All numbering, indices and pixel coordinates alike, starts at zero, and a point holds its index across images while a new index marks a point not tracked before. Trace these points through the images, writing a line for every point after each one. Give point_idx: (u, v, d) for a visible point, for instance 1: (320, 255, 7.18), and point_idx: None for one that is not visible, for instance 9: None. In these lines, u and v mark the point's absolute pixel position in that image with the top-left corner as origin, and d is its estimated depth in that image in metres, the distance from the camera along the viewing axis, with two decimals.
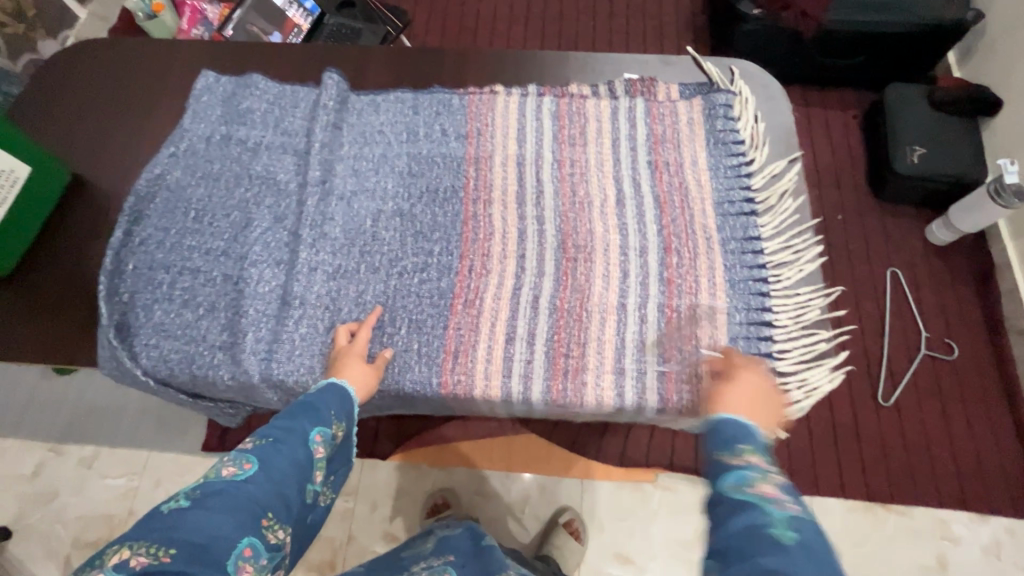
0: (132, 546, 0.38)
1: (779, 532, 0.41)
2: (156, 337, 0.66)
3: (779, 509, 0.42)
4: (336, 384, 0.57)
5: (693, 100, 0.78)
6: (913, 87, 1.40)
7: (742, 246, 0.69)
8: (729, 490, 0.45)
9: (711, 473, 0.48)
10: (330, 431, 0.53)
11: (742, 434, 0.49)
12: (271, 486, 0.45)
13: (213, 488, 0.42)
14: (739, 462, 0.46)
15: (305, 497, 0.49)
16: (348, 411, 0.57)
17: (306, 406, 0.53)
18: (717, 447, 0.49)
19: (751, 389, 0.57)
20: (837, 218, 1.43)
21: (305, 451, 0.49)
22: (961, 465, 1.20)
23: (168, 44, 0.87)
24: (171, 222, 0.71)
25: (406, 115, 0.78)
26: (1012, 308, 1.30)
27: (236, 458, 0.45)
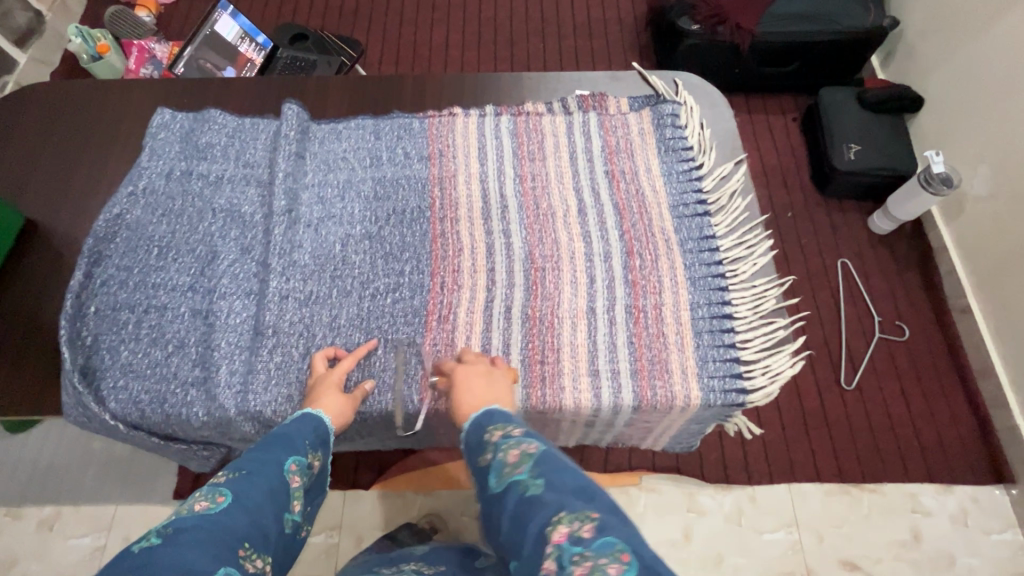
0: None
1: (530, 486, 0.41)
2: (124, 378, 0.64)
3: (526, 469, 0.43)
4: (308, 414, 0.57)
5: (642, 112, 0.82)
6: (844, 89, 1.51)
7: (699, 245, 0.73)
8: (494, 486, 0.44)
9: (479, 479, 0.47)
10: (304, 462, 0.53)
11: (477, 436, 0.49)
12: (250, 516, 0.43)
13: (188, 520, 0.40)
14: (488, 455, 0.47)
15: (283, 527, 0.47)
16: (323, 440, 0.57)
17: (279, 438, 0.52)
18: (471, 456, 0.49)
19: (479, 378, 0.58)
20: (787, 215, 1.51)
21: (279, 481, 0.48)
22: (923, 439, 1.27)
23: (118, 84, 0.86)
24: (134, 262, 0.70)
25: (368, 141, 0.80)
26: (952, 287, 1.39)
27: (207, 493, 0.43)
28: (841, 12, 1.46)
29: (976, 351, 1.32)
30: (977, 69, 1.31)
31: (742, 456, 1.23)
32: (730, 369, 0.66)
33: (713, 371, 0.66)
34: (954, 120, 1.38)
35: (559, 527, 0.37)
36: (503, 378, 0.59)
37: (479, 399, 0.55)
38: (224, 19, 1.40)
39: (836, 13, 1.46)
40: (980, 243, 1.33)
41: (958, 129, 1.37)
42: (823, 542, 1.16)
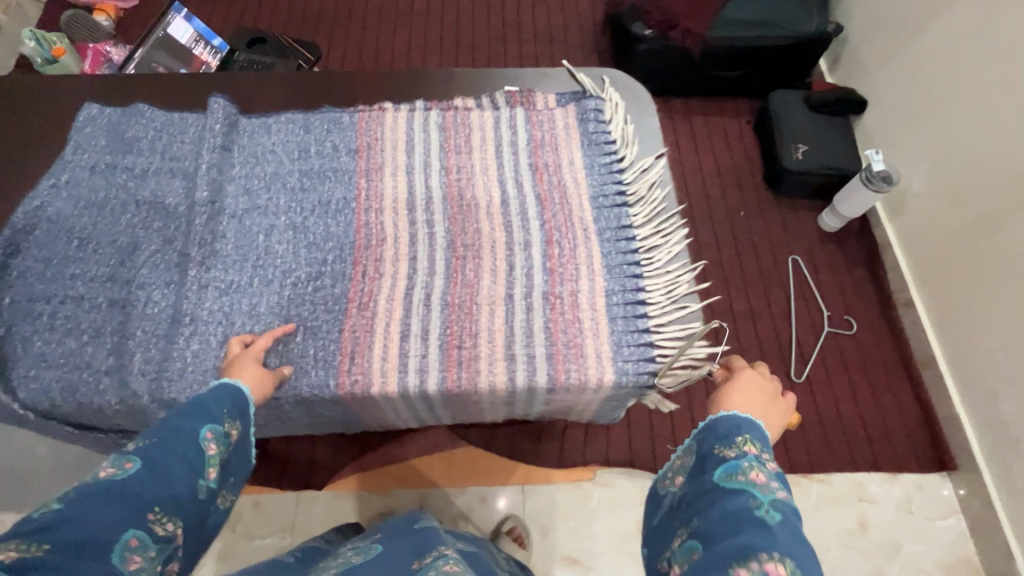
0: (2, 546, 0.36)
1: (765, 514, 0.41)
2: (35, 368, 0.64)
3: (772, 497, 0.42)
4: (227, 384, 0.56)
5: (567, 108, 0.84)
6: (793, 93, 1.56)
7: (616, 234, 0.75)
8: (715, 479, 0.46)
9: (708, 459, 0.48)
10: (221, 429, 0.51)
11: (719, 433, 0.49)
12: (157, 481, 0.43)
13: (88, 487, 0.41)
14: (732, 451, 0.47)
15: (197, 492, 0.46)
16: (243, 409, 0.55)
17: (196, 403, 0.51)
18: (713, 437, 0.49)
19: (760, 394, 0.60)
20: (741, 215, 1.54)
21: (190, 446, 0.48)
22: (870, 429, 1.30)
23: (50, 82, 0.86)
24: (53, 253, 0.70)
25: (297, 135, 0.81)
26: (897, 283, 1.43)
27: (114, 463, 0.44)
28: (787, 19, 1.51)
29: (918, 342, 1.36)
30: (912, 69, 1.36)
31: None
32: (643, 354, 0.68)
33: (628, 356, 0.68)
34: (896, 119, 1.42)
35: (773, 566, 0.38)
36: (781, 411, 0.61)
37: (755, 408, 0.58)
38: (178, 21, 1.41)
39: (782, 19, 1.50)
40: (922, 237, 1.36)
41: (897, 129, 1.42)
42: None
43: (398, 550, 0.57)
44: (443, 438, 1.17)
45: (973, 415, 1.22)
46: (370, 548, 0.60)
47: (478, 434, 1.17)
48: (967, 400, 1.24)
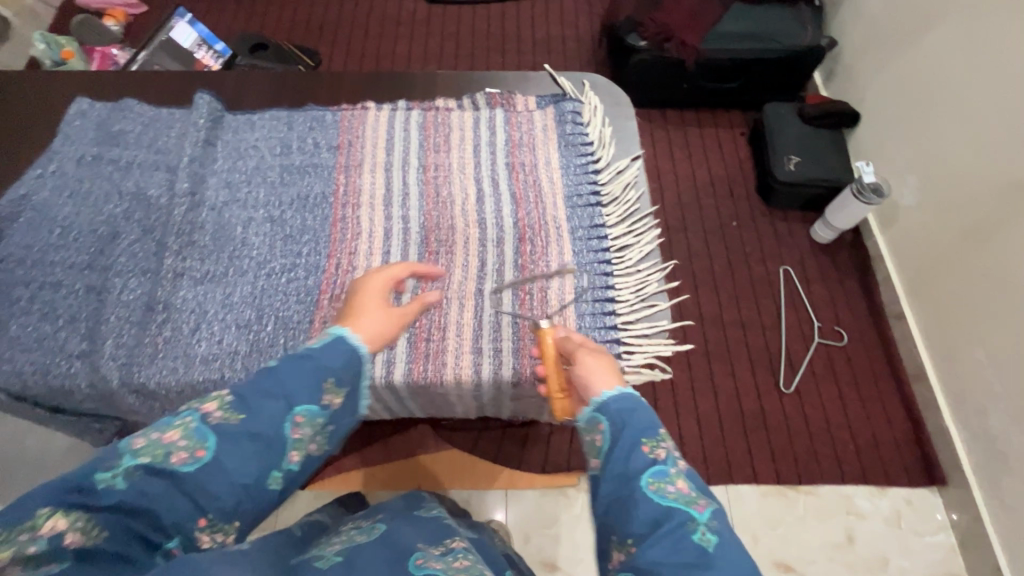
0: (69, 516, 0.36)
1: (703, 538, 0.40)
2: (10, 350, 0.65)
3: (708, 515, 0.41)
4: (344, 340, 0.50)
5: (546, 110, 0.86)
6: (786, 106, 1.51)
7: (588, 233, 0.76)
8: (642, 488, 0.43)
9: (631, 457, 0.44)
10: (317, 409, 0.46)
11: (641, 426, 0.46)
12: (224, 482, 0.41)
13: (156, 475, 0.39)
14: (660, 454, 0.44)
15: (269, 484, 0.44)
16: (353, 370, 0.50)
17: (300, 371, 0.46)
18: (635, 430, 0.46)
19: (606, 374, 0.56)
20: (732, 224, 1.49)
21: (278, 433, 0.44)
22: (859, 442, 1.25)
23: (45, 78, 0.89)
24: (35, 240, 0.72)
25: (280, 131, 0.82)
26: (889, 295, 1.37)
27: (189, 440, 0.41)
28: (781, 32, 1.46)
29: (910, 355, 1.31)
30: (898, 80, 1.32)
31: None
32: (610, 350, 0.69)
33: None
34: (885, 129, 1.37)
35: None
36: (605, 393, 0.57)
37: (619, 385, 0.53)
38: (181, 26, 1.43)
39: (777, 32, 1.46)
40: (913, 247, 1.31)
41: (888, 138, 1.36)
42: (757, 544, 1.14)
43: (408, 535, 0.52)
44: (428, 439, 1.15)
45: (963, 428, 1.17)
46: (375, 525, 0.54)
47: (462, 437, 1.15)
48: (958, 414, 1.19)
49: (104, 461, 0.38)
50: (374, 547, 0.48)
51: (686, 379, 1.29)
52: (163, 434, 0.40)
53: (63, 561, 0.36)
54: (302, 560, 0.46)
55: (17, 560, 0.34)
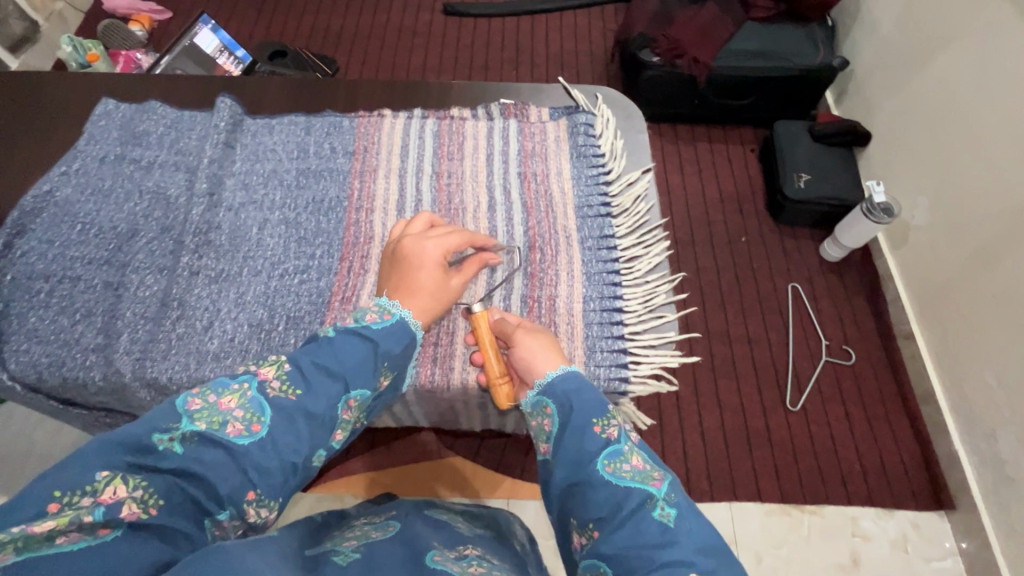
0: (127, 481, 0.38)
1: (662, 513, 0.47)
2: (27, 342, 0.67)
3: (664, 488, 0.49)
4: (407, 324, 0.60)
5: (559, 121, 0.87)
6: (797, 124, 1.51)
7: (598, 243, 0.77)
8: (600, 470, 0.50)
9: (588, 441, 0.52)
10: (366, 392, 0.55)
11: (589, 407, 0.55)
12: (278, 456, 0.46)
13: (212, 444, 0.43)
14: (612, 436, 0.53)
15: (313, 460, 0.49)
16: (401, 358, 0.59)
17: (360, 353, 0.55)
18: (586, 411, 0.55)
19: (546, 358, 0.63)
20: (741, 240, 1.49)
21: (334, 411, 0.51)
22: (866, 463, 1.24)
23: (73, 80, 0.91)
24: (56, 235, 0.73)
25: (298, 136, 0.84)
26: (898, 314, 1.36)
27: (246, 413, 0.46)
28: (794, 50, 1.47)
29: (918, 376, 1.29)
30: (908, 101, 1.33)
31: (684, 471, 1.20)
32: (616, 359, 0.69)
33: (600, 361, 0.69)
34: (896, 149, 1.38)
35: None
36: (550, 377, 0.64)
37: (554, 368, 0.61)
38: (204, 32, 1.46)
39: (789, 50, 1.46)
40: (923, 268, 1.30)
41: (899, 159, 1.37)
42: (761, 563, 1.12)
43: (419, 530, 0.55)
44: (431, 446, 1.15)
45: (972, 451, 1.16)
46: (389, 524, 0.56)
47: (465, 445, 1.15)
48: (967, 437, 1.17)
49: (162, 426, 0.42)
50: (380, 546, 0.49)
51: (691, 393, 1.28)
52: (224, 405, 0.46)
53: (118, 528, 0.36)
54: (321, 553, 0.47)
55: (74, 528, 0.34)
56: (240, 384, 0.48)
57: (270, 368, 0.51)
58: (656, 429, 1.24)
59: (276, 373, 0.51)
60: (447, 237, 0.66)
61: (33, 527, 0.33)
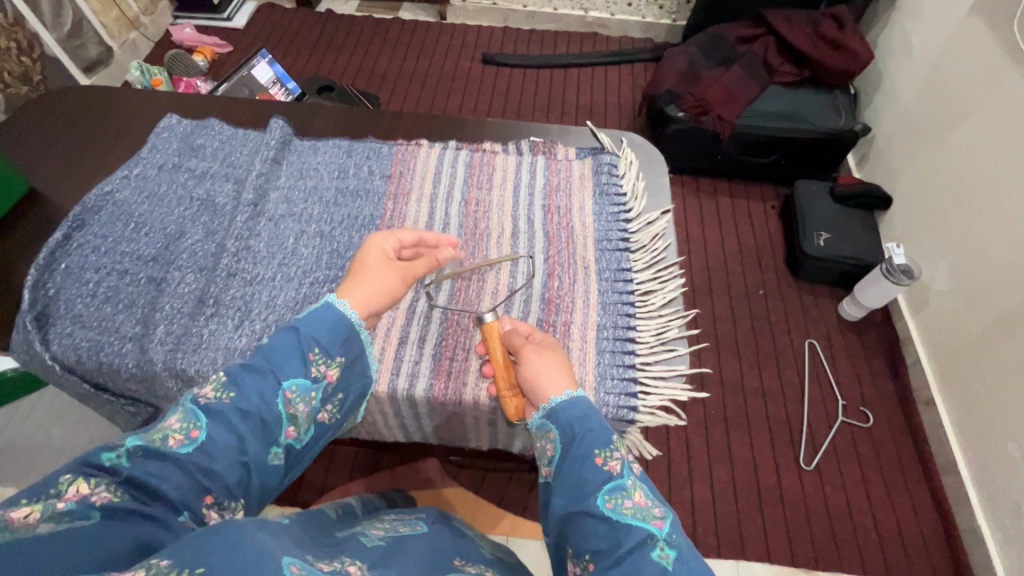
0: (89, 481, 0.41)
1: (662, 555, 0.47)
2: (71, 326, 0.71)
3: (665, 530, 0.49)
4: (334, 306, 0.59)
5: (585, 160, 0.92)
6: (817, 183, 1.54)
7: (615, 275, 0.80)
8: (599, 505, 0.51)
9: (589, 474, 0.53)
10: (306, 382, 0.54)
11: (591, 440, 0.55)
12: (225, 456, 0.46)
13: (156, 456, 0.44)
14: (614, 470, 0.53)
15: (269, 459, 0.50)
16: (342, 339, 0.58)
17: (285, 344, 0.55)
18: (586, 441, 0.55)
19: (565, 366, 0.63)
20: (758, 293, 1.50)
21: (271, 406, 0.51)
22: (883, 532, 1.18)
23: (142, 96, 1.01)
24: (110, 231, 0.79)
25: (341, 158, 0.90)
26: (918, 379, 1.34)
27: (184, 423, 0.47)
28: (815, 113, 1.52)
29: (939, 444, 1.25)
30: (930, 169, 1.36)
31: (690, 522, 1.17)
32: (626, 388, 0.71)
33: (610, 388, 0.70)
34: (918, 214, 1.39)
35: None
36: None
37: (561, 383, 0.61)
38: (262, 64, 1.58)
39: (809, 113, 1.52)
40: (944, 333, 1.29)
41: (921, 223, 1.38)
42: None
43: (442, 534, 0.55)
44: (435, 474, 1.15)
45: (997, 527, 1.10)
46: (416, 522, 0.57)
47: (469, 476, 1.15)
48: (992, 513, 1.12)
49: (109, 445, 0.44)
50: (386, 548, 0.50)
51: (701, 442, 1.26)
52: (163, 422, 0.47)
53: (90, 518, 0.39)
54: (349, 533, 0.49)
55: (45, 517, 0.37)
56: (178, 402, 0.49)
57: (206, 383, 0.51)
58: (663, 474, 1.22)
59: (211, 385, 0.51)
60: (399, 231, 0.69)
61: (9, 514, 0.36)
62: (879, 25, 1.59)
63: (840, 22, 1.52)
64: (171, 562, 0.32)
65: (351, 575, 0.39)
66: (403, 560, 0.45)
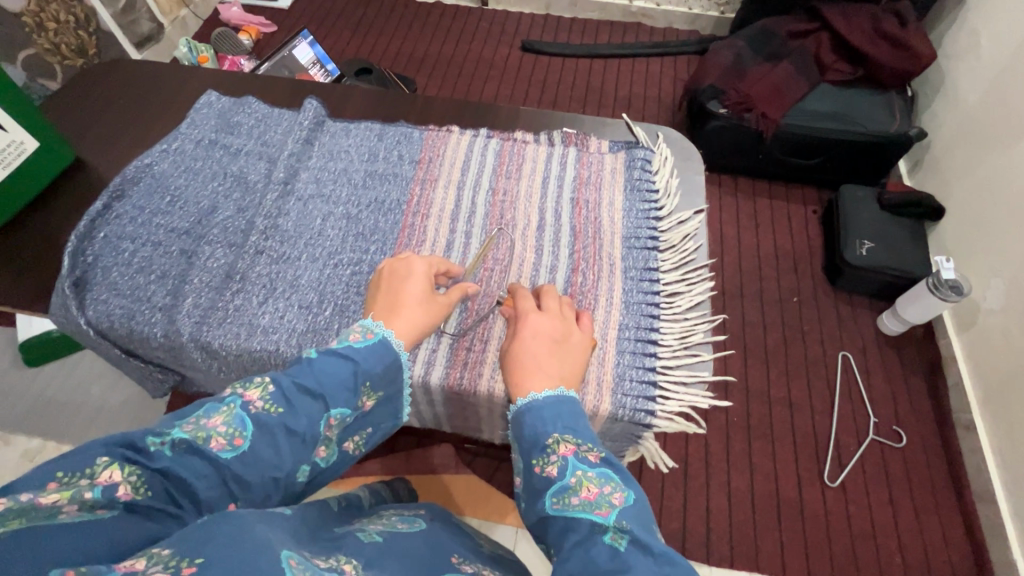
0: (125, 468, 0.37)
1: (613, 539, 0.43)
2: (106, 293, 0.73)
3: (612, 517, 0.44)
4: (390, 344, 0.56)
5: (618, 154, 0.89)
6: (865, 190, 1.47)
7: (641, 274, 0.77)
8: (548, 507, 0.48)
9: (536, 480, 0.50)
10: (349, 411, 0.51)
11: (532, 448, 0.52)
12: (260, 469, 0.43)
13: (197, 456, 0.41)
14: (556, 468, 0.49)
15: (297, 475, 0.47)
16: (389, 378, 0.55)
17: (339, 371, 0.51)
18: (531, 448, 0.52)
19: (547, 338, 0.62)
20: (792, 299, 1.44)
21: (315, 427, 0.48)
22: (909, 558, 1.13)
23: (184, 72, 1.03)
24: (147, 203, 0.81)
25: (371, 141, 0.90)
26: (959, 402, 1.27)
27: (229, 428, 0.43)
28: (869, 116, 1.44)
29: (977, 472, 1.19)
30: (990, 180, 1.27)
31: (705, 530, 1.14)
32: (645, 392, 0.69)
33: (628, 390, 0.69)
34: (972, 228, 1.31)
35: None
36: (575, 348, 0.62)
37: (540, 362, 0.59)
38: (302, 45, 1.60)
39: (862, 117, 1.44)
40: (991, 354, 1.21)
41: (975, 238, 1.30)
42: None
43: (441, 533, 0.55)
44: (449, 460, 1.15)
45: None
46: (415, 520, 0.56)
47: (483, 464, 1.15)
48: None
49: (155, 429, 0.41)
50: (396, 536, 0.50)
51: (721, 449, 1.23)
52: (207, 418, 0.43)
53: (114, 508, 0.36)
54: (347, 528, 0.49)
55: (74, 503, 0.34)
56: (224, 398, 0.44)
57: (255, 386, 0.46)
58: (680, 479, 1.20)
59: (258, 389, 0.46)
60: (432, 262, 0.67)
61: (38, 499, 0.33)
62: (946, 22, 1.49)
63: (902, 19, 1.43)
64: (173, 550, 0.32)
65: (347, 573, 0.39)
66: (401, 558, 0.45)
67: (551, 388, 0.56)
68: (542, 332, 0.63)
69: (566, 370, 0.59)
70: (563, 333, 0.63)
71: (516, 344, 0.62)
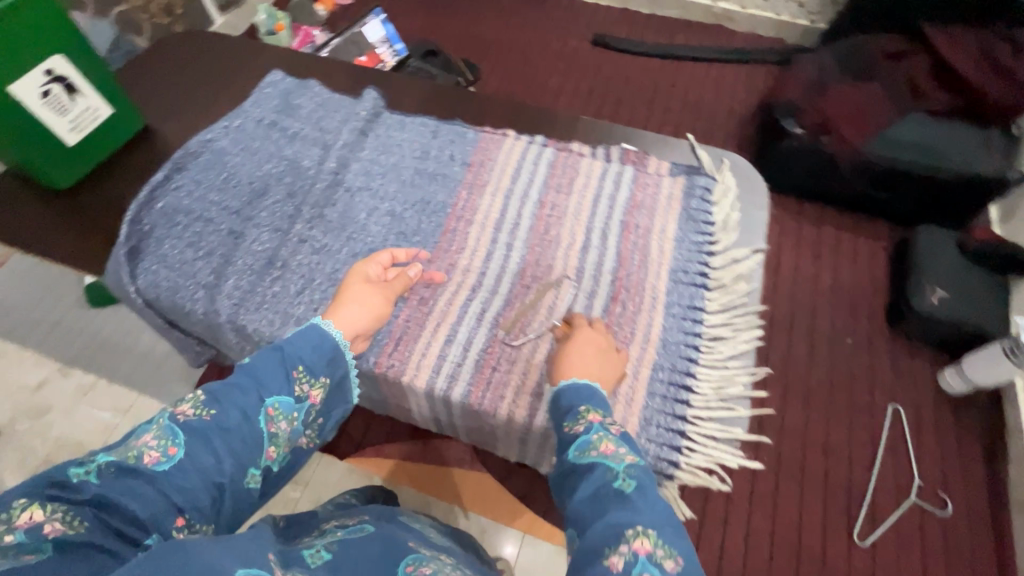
0: (46, 507, 0.39)
1: (622, 483, 0.47)
2: (156, 265, 0.76)
3: (624, 465, 0.49)
4: (320, 327, 0.59)
5: (677, 178, 0.84)
6: (941, 232, 1.34)
7: (685, 312, 0.74)
8: (570, 458, 0.51)
9: (563, 439, 0.53)
10: (290, 399, 0.53)
11: (564, 412, 0.55)
12: (199, 475, 0.44)
13: (127, 476, 0.42)
14: (581, 425, 0.53)
15: (245, 480, 0.48)
16: (328, 359, 0.57)
17: (267, 362, 0.53)
18: (564, 414, 0.55)
19: (593, 349, 0.63)
20: (846, 342, 1.35)
21: (254, 424, 0.49)
22: None
23: (256, 47, 1.04)
24: (205, 178, 0.83)
25: (425, 137, 0.89)
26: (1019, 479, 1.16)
27: (159, 440, 0.44)
28: (960, 149, 1.30)
29: None
30: None
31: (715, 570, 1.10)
32: (671, 440, 0.66)
33: (654, 436, 0.66)
34: None
35: (643, 543, 0.42)
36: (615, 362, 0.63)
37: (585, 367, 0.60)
38: (374, 22, 1.60)
39: (951, 148, 1.30)
40: None
41: None
42: None
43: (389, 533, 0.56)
44: (466, 456, 1.15)
45: None
46: (363, 526, 0.58)
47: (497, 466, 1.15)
48: None
49: (77, 462, 0.43)
50: (352, 548, 0.50)
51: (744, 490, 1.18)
52: (137, 439, 0.45)
53: (43, 551, 0.37)
54: (293, 551, 0.48)
55: None
56: (152, 417, 0.46)
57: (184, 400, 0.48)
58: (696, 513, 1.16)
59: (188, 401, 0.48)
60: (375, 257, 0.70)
61: None
62: None
63: None
64: None
65: None
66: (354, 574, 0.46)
67: (582, 380, 0.58)
68: (588, 341, 0.64)
69: (607, 373, 0.61)
70: (609, 346, 0.64)
71: (562, 351, 0.63)
